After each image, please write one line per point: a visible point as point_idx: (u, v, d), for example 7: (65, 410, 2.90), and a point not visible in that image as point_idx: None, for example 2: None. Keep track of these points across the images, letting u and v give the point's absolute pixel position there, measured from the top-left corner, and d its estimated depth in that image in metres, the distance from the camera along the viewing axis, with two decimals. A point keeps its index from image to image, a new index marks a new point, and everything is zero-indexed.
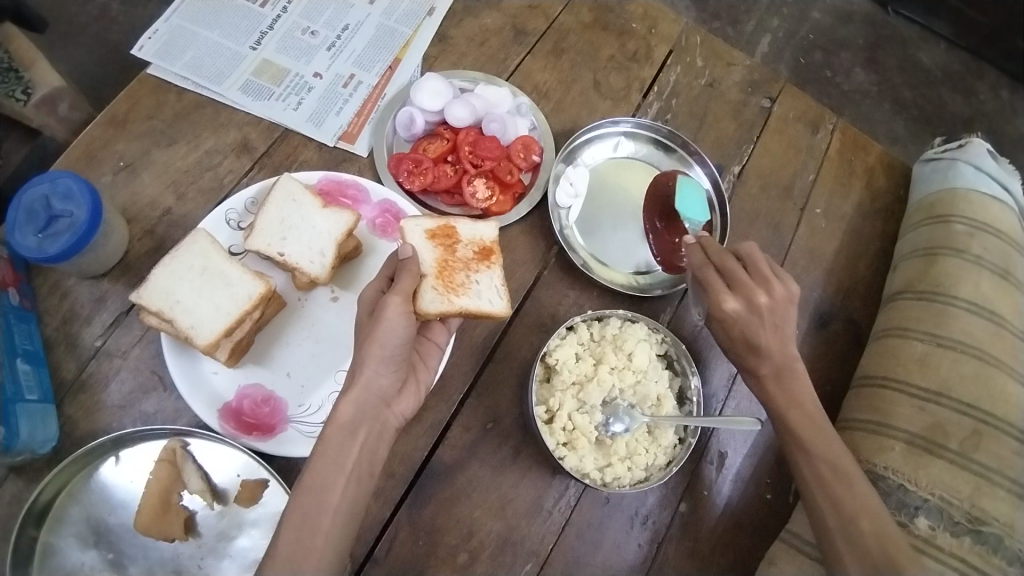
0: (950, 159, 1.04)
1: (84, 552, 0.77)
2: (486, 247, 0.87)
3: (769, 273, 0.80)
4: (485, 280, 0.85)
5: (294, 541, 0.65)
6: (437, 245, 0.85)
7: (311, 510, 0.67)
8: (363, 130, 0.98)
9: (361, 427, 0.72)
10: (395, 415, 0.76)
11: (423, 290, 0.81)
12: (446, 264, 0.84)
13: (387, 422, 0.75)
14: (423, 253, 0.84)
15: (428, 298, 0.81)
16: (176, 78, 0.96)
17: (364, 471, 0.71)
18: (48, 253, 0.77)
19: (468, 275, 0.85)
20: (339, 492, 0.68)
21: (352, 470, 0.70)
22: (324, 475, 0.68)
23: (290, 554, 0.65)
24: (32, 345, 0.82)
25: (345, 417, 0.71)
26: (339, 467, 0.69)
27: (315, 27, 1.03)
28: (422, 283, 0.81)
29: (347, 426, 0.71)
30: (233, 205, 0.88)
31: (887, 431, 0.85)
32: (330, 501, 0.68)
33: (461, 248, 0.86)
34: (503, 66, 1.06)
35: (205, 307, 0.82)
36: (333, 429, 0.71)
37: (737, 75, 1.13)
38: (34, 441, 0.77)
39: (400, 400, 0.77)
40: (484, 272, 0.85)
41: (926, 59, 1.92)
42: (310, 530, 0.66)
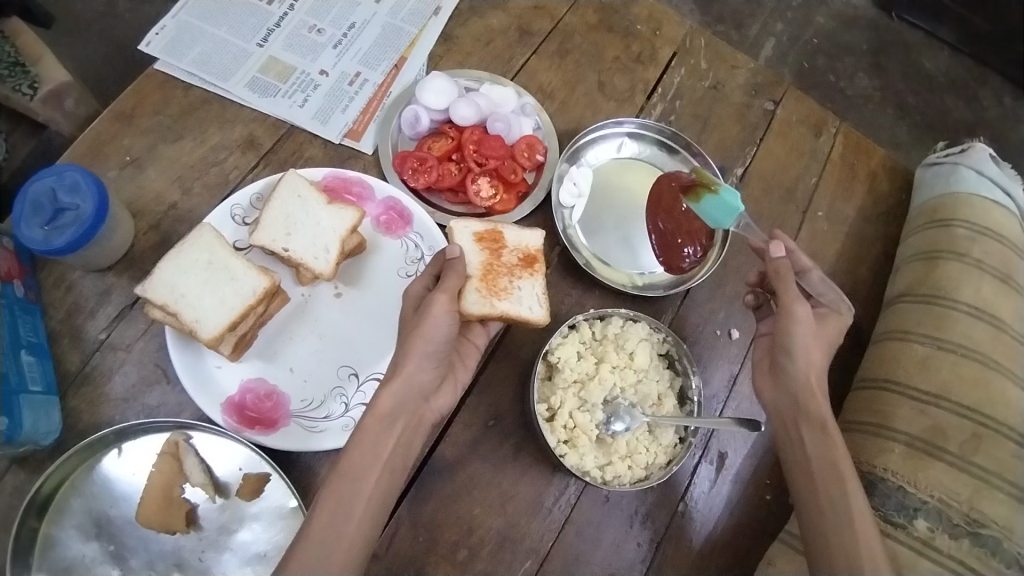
0: (952, 164, 1.04)
1: (85, 544, 0.77)
2: (530, 256, 0.87)
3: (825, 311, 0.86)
4: (527, 288, 0.85)
5: (328, 525, 0.67)
6: (484, 249, 0.86)
7: (345, 497, 0.68)
8: (368, 128, 0.99)
9: (399, 419, 0.74)
10: (432, 410, 0.78)
11: (467, 291, 0.82)
12: (490, 268, 0.85)
13: (424, 417, 0.77)
14: (469, 255, 0.85)
15: (472, 299, 0.82)
16: (183, 74, 0.97)
17: (398, 462, 0.73)
18: (54, 245, 0.78)
19: (511, 280, 0.85)
20: (375, 482, 0.70)
21: (387, 461, 0.72)
22: (359, 464, 0.70)
23: (320, 541, 0.66)
24: (37, 337, 0.82)
25: (385, 407, 0.73)
26: (376, 456, 0.71)
27: (321, 25, 1.04)
28: (466, 284, 0.83)
29: (386, 417, 0.73)
30: (238, 201, 0.89)
31: (887, 434, 0.85)
32: (364, 489, 0.69)
33: (507, 253, 0.87)
34: (507, 66, 1.06)
35: (209, 301, 0.82)
36: (371, 419, 0.73)
37: (740, 78, 1.14)
38: (37, 432, 0.77)
39: (438, 396, 0.80)
40: (527, 280, 0.86)
41: (929, 65, 1.93)
42: (344, 516, 0.67)
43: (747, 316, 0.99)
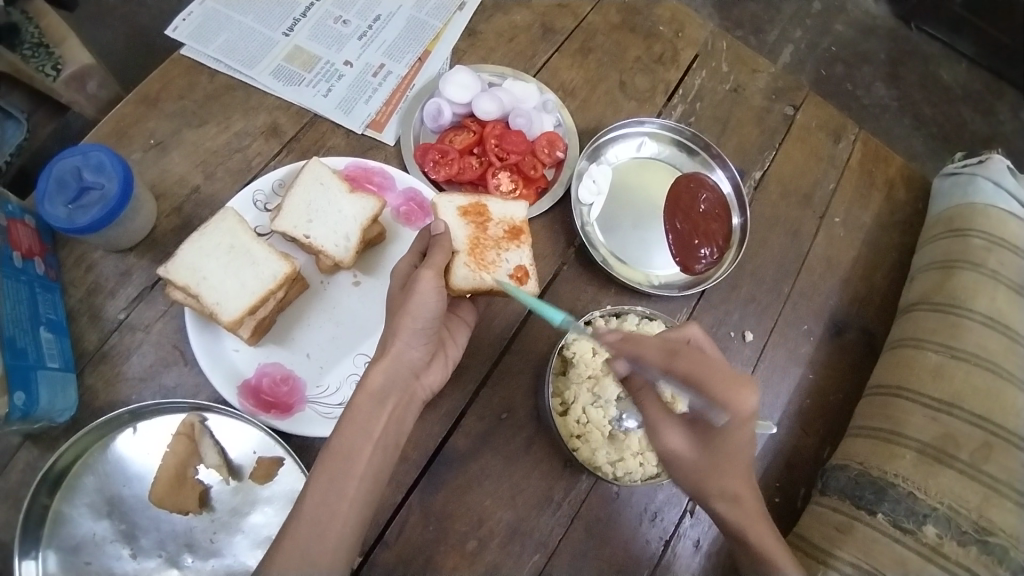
0: (970, 174, 1.05)
1: (96, 522, 0.78)
2: (515, 227, 0.88)
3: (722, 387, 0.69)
4: (516, 259, 0.86)
5: (320, 503, 0.66)
6: (469, 223, 0.87)
7: (339, 475, 0.68)
8: (390, 120, 0.99)
9: (390, 396, 0.73)
10: (422, 387, 0.78)
11: (455, 266, 0.82)
12: (477, 241, 0.86)
13: (415, 394, 0.77)
14: (455, 230, 0.86)
15: (460, 274, 0.82)
16: (209, 60, 0.98)
17: (390, 441, 0.72)
18: (77, 224, 0.78)
19: (499, 253, 0.86)
20: (367, 457, 0.70)
21: (379, 439, 0.71)
22: (351, 443, 0.69)
23: (313, 520, 0.66)
24: (56, 314, 0.83)
25: (375, 385, 0.72)
26: (367, 434, 0.70)
27: (346, 16, 1.05)
28: (453, 259, 0.83)
29: (377, 395, 0.72)
30: (261, 186, 0.90)
31: (899, 440, 0.86)
32: (357, 466, 0.69)
33: (493, 226, 0.88)
34: (530, 63, 1.07)
35: (230, 284, 0.83)
36: (362, 395, 0.72)
37: (761, 82, 1.14)
38: (54, 409, 0.78)
39: (429, 373, 0.79)
40: (514, 251, 0.86)
41: (947, 77, 1.93)
42: (337, 495, 0.67)
43: (760, 319, 1.00)
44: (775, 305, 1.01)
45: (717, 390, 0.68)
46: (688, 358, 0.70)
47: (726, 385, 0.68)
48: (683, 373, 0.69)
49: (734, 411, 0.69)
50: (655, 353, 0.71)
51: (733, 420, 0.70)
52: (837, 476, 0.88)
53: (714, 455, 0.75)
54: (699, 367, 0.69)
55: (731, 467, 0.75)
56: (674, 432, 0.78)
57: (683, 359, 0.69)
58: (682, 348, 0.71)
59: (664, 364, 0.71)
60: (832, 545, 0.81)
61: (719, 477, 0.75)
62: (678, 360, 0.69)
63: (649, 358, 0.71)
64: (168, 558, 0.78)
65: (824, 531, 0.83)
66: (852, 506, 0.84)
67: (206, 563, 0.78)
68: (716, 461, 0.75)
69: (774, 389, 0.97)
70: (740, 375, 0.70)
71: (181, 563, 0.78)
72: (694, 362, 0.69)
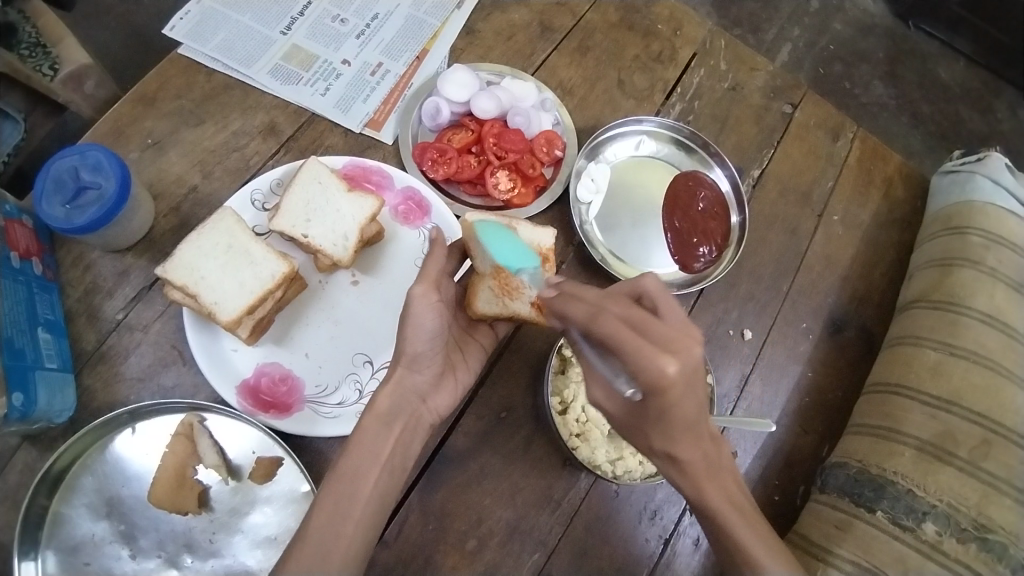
0: (968, 172, 1.05)
1: (95, 522, 0.77)
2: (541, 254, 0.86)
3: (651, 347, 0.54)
4: (539, 286, 0.83)
5: (326, 524, 0.66)
6: (496, 245, 0.85)
7: (344, 496, 0.68)
8: (388, 119, 0.99)
9: (398, 419, 0.75)
10: (429, 410, 0.79)
11: (479, 291, 0.84)
12: (502, 265, 0.84)
13: (422, 417, 0.78)
14: (484, 252, 0.84)
15: (484, 299, 0.84)
16: (206, 59, 0.98)
17: (397, 463, 0.74)
18: (75, 224, 0.78)
19: (523, 277, 0.84)
20: (373, 480, 0.71)
21: (386, 460, 0.73)
22: (356, 466, 0.70)
23: (318, 545, 0.65)
24: (54, 314, 0.83)
25: (381, 408, 0.75)
26: (374, 457, 0.72)
27: (344, 15, 1.05)
28: (477, 283, 0.84)
29: (383, 417, 0.75)
30: (259, 186, 0.89)
31: (898, 438, 0.86)
32: (363, 487, 0.70)
33: (519, 250, 0.85)
34: (528, 61, 1.07)
35: (229, 285, 0.83)
36: (370, 418, 0.74)
37: (760, 80, 1.14)
38: (52, 410, 0.78)
39: (436, 396, 0.80)
40: (541, 276, 0.85)
41: (944, 75, 1.93)
42: (341, 518, 0.67)
43: (759, 317, 1.00)
44: (774, 303, 1.01)
45: (637, 358, 0.54)
46: (615, 316, 0.57)
47: (642, 351, 0.54)
48: (601, 336, 0.57)
49: (650, 382, 0.55)
50: (579, 311, 0.60)
51: (652, 389, 0.56)
52: (836, 473, 0.88)
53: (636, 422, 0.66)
54: (620, 330, 0.55)
55: (680, 435, 0.64)
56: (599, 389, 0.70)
57: (607, 319, 0.57)
58: (615, 307, 0.59)
59: (583, 324, 0.59)
60: (832, 543, 0.81)
61: (649, 439, 0.67)
62: (597, 321, 0.57)
63: (572, 315, 0.61)
64: (168, 558, 0.78)
65: (823, 529, 0.83)
66: (852, 504, 0.84)
67: (205, 564, 0.78)
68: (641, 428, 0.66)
69: (773, 387, 0.97)
70: (673, 338, 0.55)
71: (181, 564, 0.78)
72: (615, 323, 0.56)
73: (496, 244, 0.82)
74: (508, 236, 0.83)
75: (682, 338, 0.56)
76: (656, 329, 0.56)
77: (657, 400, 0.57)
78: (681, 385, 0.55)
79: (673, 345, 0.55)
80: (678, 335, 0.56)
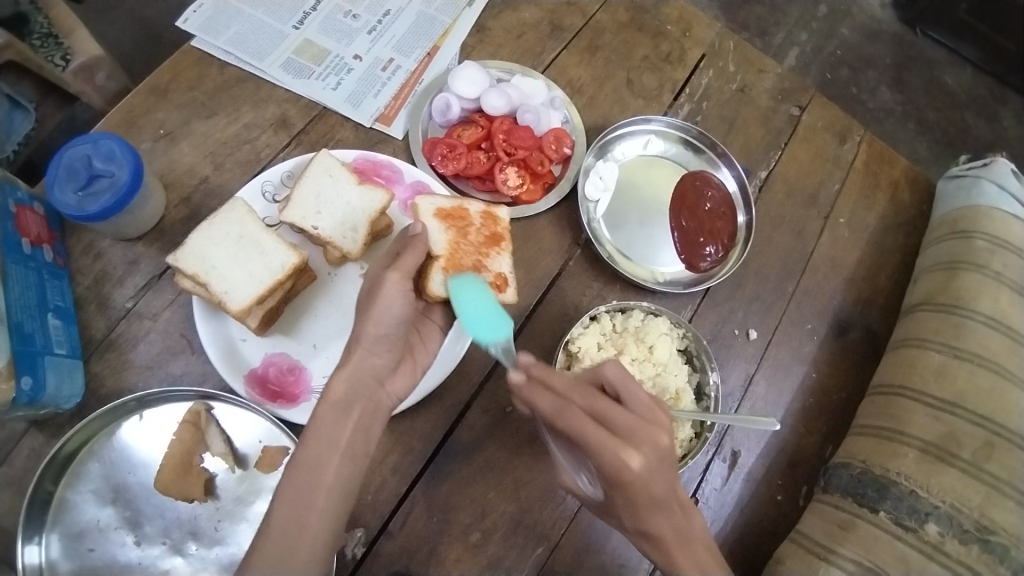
0: (974, 177, 1.05)
1: (101, 509, 0.78)
2: (496, 234, 0.88)
3: (614, 441, 0.61)
4: (498, 266, 0.86)
5: (289, 517, 0.63)
6: (450, 228, 0.85)
7: (305, 487, 0.65)
8: (399, 114, 1.00)
9: (355, 406, 0.69)
10: (388, 394, 0.74)
11: (432, 273, 0.80)
12: (457, 247, 0.84)
13: (380, 403, 0.73)
14: (434, 235, 0.84)
15: (438, 282, 0.80)
16: (219, 52, 0.98)
17: (359, 452, 0.68)
18: (87, 211, 0.79)
19: (479, 257, 0.85)
20: (334, 470, 0.66)
21: (346, 448, 0.67)
22: (315, 454, 0.66)
23: (282, 535, 0.63)
24: (64, 301, 0.83)
25: (337, 394, 0.69)
26: (332, 444, 0.67)
27: (356, 10, 1.05)
28: (432, 264, 0.80)
29: (340, 405, 0.69)
30: (270, 177, 0.90)
31: (901, 439, 0.87)
32: (323, 479, 0.65)
33: (474, 231, 0.87)
34: (538, 59, 1.08)
35: (238, 274, 0.83)
36: (325, 406, 0.68)
37: (768, 82, 1.15)
38: (59, 396, 0.78)
39: (394, 380, 0.75)
40: (496, 257, 0.87)
41: (951, 82, 1.94)
42: (304, 506, 0.64)
43: (764, 318, 1.00)
44: (779, 304, 1.01)
45: (600, 452, 0.60)
46: (579, 408, 0.63)
47: (606, 447, 0.60)
48: (566, 429, 0.62)
49: (616, 474, 0.61)
50: (546, 402, 0.63)
51: (616, 481, 0.62)
52: (839, 473, 0.89)
53: (613, 505, 0.69)
54: (584, 427, 0.61)
55: (648, 516, 0.66)
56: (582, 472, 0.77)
57: (570, 413, 0.62)
58: (581, 398, 0.64)
59: (551, 415, 0.63)
60: (835, 541, 0.81)
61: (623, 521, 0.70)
62: (562, 418, 0.62)
63: (539, 406, 0.64)
64: (172, 546, 0.78)
65: (826, 528, 0.83)
66: (855, 504, 0.84)
67: (209, 551, 0.78)
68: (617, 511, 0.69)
69: (777, 387, 0.97)
70: (637, 431, 0.62)
71: (185, 551, 0.78)
72: (577, 417, 0.61)
73: (470, 309, 0.75)
74: (487, 296, 0.77)
75: (643, 429, 0.62)
76: (621, 423, 0.62)
77: (622, 490, 0.64)
78: (646, 476, 0.61)
79: (636, 438, 0.62)
80: (640, 427, 0.62)
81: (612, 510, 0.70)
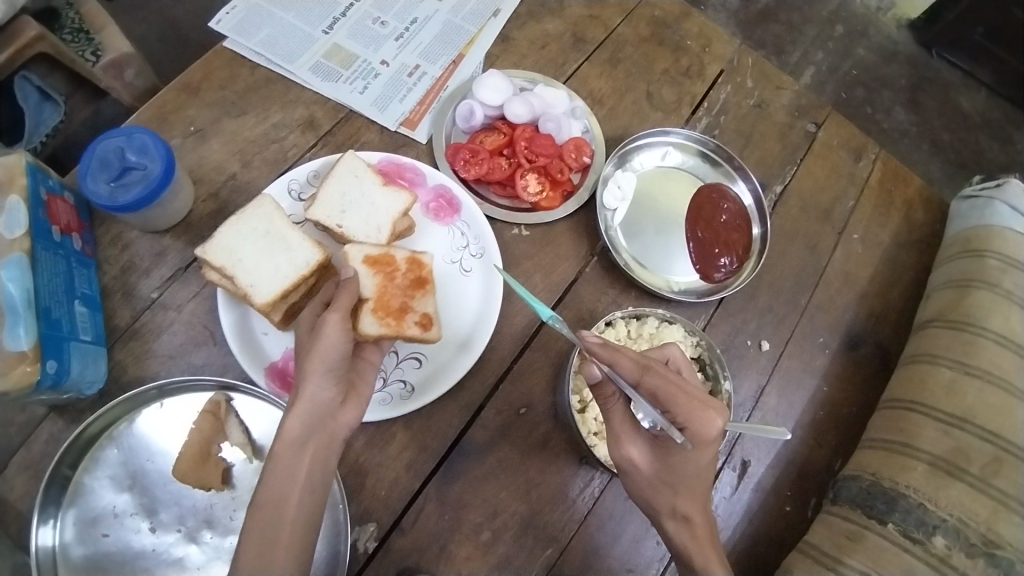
0: (987, 197, 1.06)
1: (118, 494, 0.79)
2: (423, 278, 0.88)
3: (694, 404, 0.69)
4: (423, 307, 0.87)
5: (264, 524, 0.66)
6: (377, 272, 0.85)
7: (270, 512, 0.66)
8: (423, 119, 1.02)
9: (311, 439, 0.69)
10: (343, 426, 0.71)
11: (361, 314, 0.82)
12: (384, 291, 0.85)
13: (336, 435, 0.71)
14: (363, 279, 0.85)
15: (367, 322, 0.82)
16: (251, 54, 1.01)
17: (318, 481, 0.69)
18: (119, 202, 0.81)
19: (406, 301, 0.86)
20: (295, 502, 0.67)
21: (305, 481, 0.68)
22: (276, 493, 0.67)
23: (257, 551, 0.64)
24: (90, 289, 0.85)
25: (292, 432, 0.68)
26: (292, 480, 0.67)
27: (385, 17, 1.08)
28: (360, 307, 0.83)
29: (296, 442, 0.68)
30: (296, 176, 0.93)
31: (911, 453, 0.88)
32: (286, 514, 0.66)
33: (400, 275, 0.87)
34: (560, 70, 1.10)
35: (265, 268, 0.85)
36: (283, 445, 0.68)
37: (785, 98, 1.17)
38: (82, 381, 0.80)
39: (347, 410, 0.72)
40: (422, 300, 0.87)
41: (965, 105, 1.97)
42: (270, 543, 0.65)
43: (776, 330, 1.01)
44: (792, 317, 1.02)
45: (687, 412, 0.69)
46: (659, 374, 0.70)
47: (695, 408, 0.69)
48: (651, 390, 0.69)
49: (698, 433, 0.69)
50: (629, 368, 0.69)
51: (693, 442, 0.70)
52: (849, 485, 0.89)
53: (674, 472, 0.74)
54: (672, 389, 0.69)
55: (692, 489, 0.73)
56: (637, 444, 0.76)
57: (654, 377, 0.69)
58: (660, 367, 0.71)
59: (634, 378, 0.69)
60: (843, 553, 0.82)
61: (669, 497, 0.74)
62: (648, 377, 0.69)
63: (621, 368, 0.68)
64: (187, 533, 0.79)
65: (834, 538, 0.84)
66: (863, 516, 0.85)
67: (223, 540, 0.80)
68: (674, 477, 0.74)
69: (788, 400, 0.99)
70: (709, 399, 0.71)
71: (199, 539, 0.80)
72: (664, 380, 0.69)
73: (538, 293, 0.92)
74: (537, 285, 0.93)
75: (714, 399, 0.71)
76: (694, 389, 0.71)
77: (696, 450, 0.71)
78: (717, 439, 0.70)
79: (712, 402, 0.71)
80: (710, 397, 0.71)
81: (671, 483, 0.74)
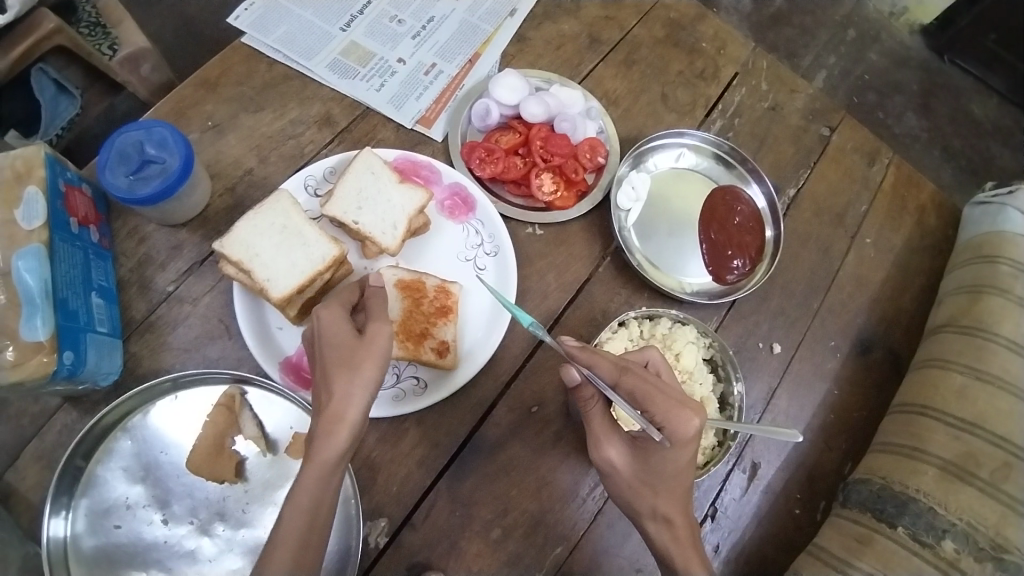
0: (1000, 204, 1.06)
1: (131, 486, 0.80)
2: (447, 306, 0.90)
3: (669, 404, 0.68)
4: (443, 335, 0.88)
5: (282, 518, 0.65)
6: (405, 297, 0.89)
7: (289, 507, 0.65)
8: (439, 117, 1.02)
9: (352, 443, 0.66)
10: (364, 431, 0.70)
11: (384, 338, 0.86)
12: (408, 316, 0.88)
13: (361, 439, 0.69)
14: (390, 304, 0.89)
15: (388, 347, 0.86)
16: (269, 50, 1.02)
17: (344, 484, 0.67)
18: (138, 194, 0.81)
19: (429, 327, 0.88)
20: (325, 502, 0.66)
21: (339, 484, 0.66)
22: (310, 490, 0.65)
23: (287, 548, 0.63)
24: (107, 281, 0.86)
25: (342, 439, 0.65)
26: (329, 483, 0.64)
27: (402, 16, 1.08)
28: None
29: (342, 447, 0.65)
30: (313, 172, 0.93)
31: (921, 456, 0.88)
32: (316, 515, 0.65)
33: (428, 302, 0.90)
34: (576, 70, 1.10)
35: (282, 263, 0.85)
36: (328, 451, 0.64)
37: (799, 102, 1.17)
38: (98, 372, 0.81)
39: None
40: (444, 328, 0.89)
41: (977, 111, 1.98)
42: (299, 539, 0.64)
43: (788, 332, 1.02)
44: (803, 320, 1.03)
45: (661, 411, 0.68)
46: (636, 376, 0.71)
47: (671, 407, 0.68)
48: (629, 390, 0.70)
49: (675, 434, 0.68)
50: (607, 369, 0.71)
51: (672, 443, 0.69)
52: (858, 489, 0.90)
53: (656, 474, 0.73)
54: (647, 388, 0.69)
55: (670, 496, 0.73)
56: (615, 445, 0.75)
57: (631, 378, 0.70)
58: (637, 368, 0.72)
59: (612, 379, 0.71)
60: (853, 555, 0.82)
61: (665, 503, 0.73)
62: (626, 378, 0.70)
63: (599, 370, 0.71)
64: (199, 526, 0.80)
65: (844, 541, 0.84)
66: (874, 519, 0.85)
67: (235, 533, 0.80)
68: (654, 478, 0.73)
69: (799, 402, 0.99)
70: (688, 398, 0.70)
71: (212, 532, 0.80)
72: (641, 381, 0.70)
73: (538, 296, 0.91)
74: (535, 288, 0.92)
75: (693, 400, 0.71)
76: (673, 390, 0.71)
77: (681, 450, 0.70)
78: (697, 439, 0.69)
79: (689, 401, 0.70)
80: (689, 396, 0.71)
81: (687, 483, 0.74)
